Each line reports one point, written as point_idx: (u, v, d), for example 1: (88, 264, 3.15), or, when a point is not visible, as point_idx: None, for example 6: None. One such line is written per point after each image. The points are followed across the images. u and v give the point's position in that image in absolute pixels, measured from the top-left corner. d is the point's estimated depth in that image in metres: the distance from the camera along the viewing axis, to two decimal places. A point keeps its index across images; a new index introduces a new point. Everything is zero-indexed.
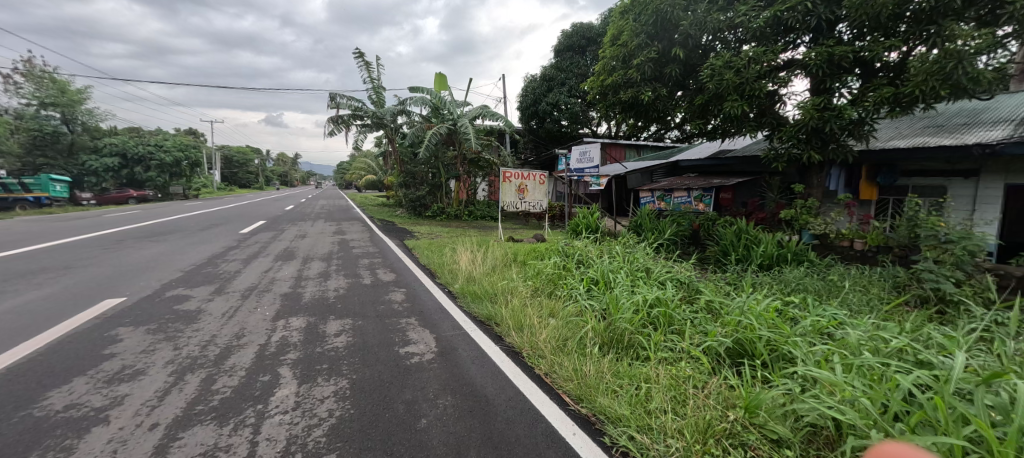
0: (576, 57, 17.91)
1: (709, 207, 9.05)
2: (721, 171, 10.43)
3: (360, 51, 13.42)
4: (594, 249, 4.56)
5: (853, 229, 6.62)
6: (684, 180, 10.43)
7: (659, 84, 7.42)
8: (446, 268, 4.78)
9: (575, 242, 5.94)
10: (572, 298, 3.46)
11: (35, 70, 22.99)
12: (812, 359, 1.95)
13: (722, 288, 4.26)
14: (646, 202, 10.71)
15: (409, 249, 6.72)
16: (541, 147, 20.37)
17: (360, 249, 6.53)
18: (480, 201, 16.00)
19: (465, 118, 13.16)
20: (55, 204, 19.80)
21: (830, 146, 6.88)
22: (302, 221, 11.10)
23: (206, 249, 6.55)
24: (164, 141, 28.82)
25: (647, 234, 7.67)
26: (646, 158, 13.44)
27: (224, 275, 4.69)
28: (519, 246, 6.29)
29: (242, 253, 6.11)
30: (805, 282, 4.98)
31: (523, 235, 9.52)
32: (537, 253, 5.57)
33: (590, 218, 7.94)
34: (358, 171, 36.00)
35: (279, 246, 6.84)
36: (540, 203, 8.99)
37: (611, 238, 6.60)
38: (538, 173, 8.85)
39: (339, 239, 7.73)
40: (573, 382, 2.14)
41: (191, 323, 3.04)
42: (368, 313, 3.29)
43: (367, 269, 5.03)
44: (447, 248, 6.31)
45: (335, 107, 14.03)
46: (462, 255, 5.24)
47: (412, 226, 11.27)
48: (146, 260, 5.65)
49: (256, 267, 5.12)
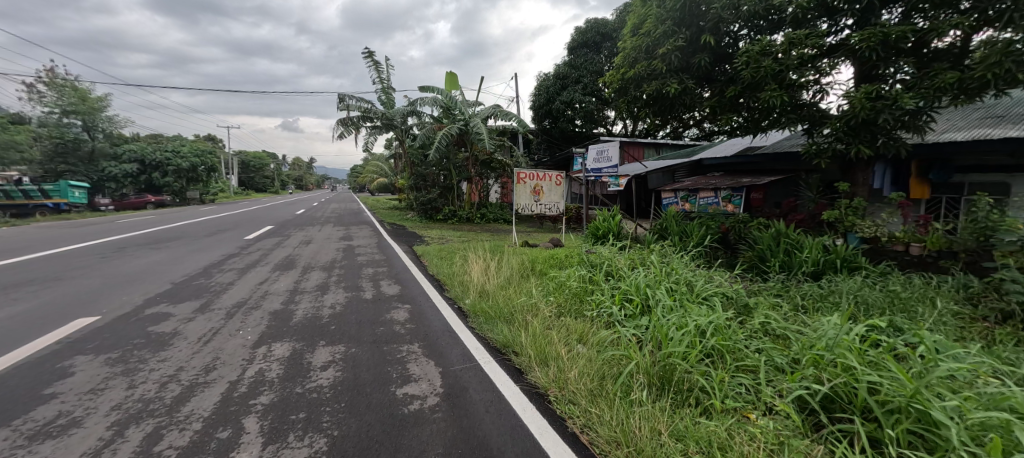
0: (590, 55, 17.36)
1: (739, 208, 8.37)
2: (750, 169, 9.74)
3: (369, 51, 13.11)
4: (623, 257, 4.02)
5: (908, 231, 5.88)
6: (711, 179, 9.79)
7: (687, 75, 6.79)
8: (456, 279, 4.31)
9: (599, 249, 5.40)
10: (604, 320, 2.93)
11: (57, 79, 23.48)
12: (967, 432, 1.38)
13: (777, 304, 3.66)
14: (668, 203, 10.12)
15: (418, 256, 6.28)
16: (554, 148, 19.82)
17: (365, 256, 6.11)
18: (493, 204, 15.53)
19: (477, 118, 12.73)
20: (74, 210, 20.11)
21: (880, 140, 6.19)
22: (310, 226, 10.81)
23: (205, 257, 6.21)
24: (181, 146, 29.22)
25: (674, 239, 7.10)
26: (666, 156, 12.76)
27: (215, 288, 4.29)
28: (537, 254, 5.78)
29: (240, 262, 5.73)
30: (866, 293, 4.36)
31: (537, 239, 9.01)
32: (557, 262, 5.07)
33: (611, 222, 7.39)
34: (370, 174, 35.95)
35: (281, 254, 6.46)
36: (555, 206, 8.45)
37: (638, 245, 6.03)
38: (554, 173, 8.33)
39: (345, 245, 7.34)
40: (622, 447, 1.62)
41: (160, 351, 2.60)
42: (363, 339, 2.80)
43: (370, 280, 4.59)
44: (459, 255, 5.84)
45: (344, 109, 13.75)
46: (474, 264, 4.76)
47: (423, 230, 10.86)
48: (139, 270, 5.31)
49: (251, 278, 4.72)
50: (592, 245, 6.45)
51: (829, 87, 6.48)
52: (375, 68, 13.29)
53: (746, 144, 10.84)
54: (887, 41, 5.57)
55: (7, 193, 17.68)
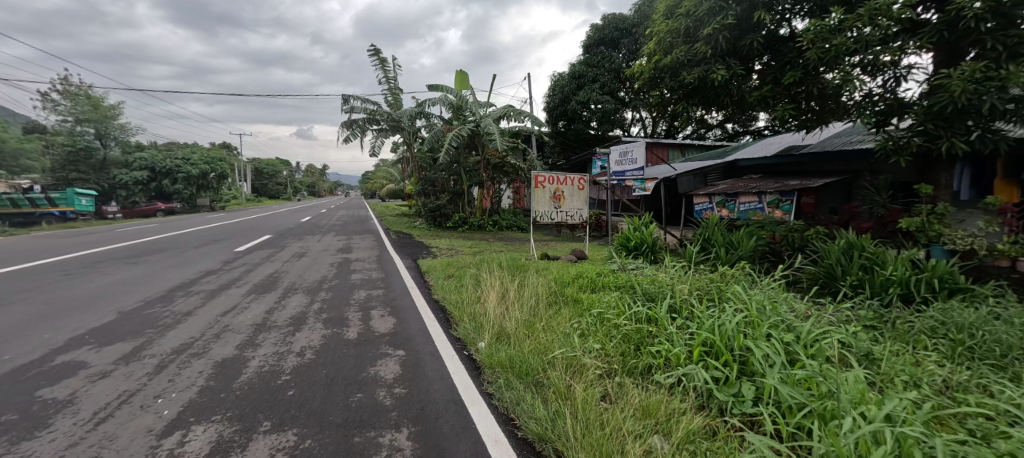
0: (608, 52, 16.46)
1: (789, 215, 7.41)
2: (797, 171, 8.65)
3: (375, 49, 12.35)
4: (684, 282, 3.07)
5: (1015, 245, 4.78)
6: (750, 182, 8.79)
7: (735, 60, 5.86)
8: (466, 311, 3.40)
9: (639, 271, 4.43)
10: (687, 394, 1.96)
11: (71, 87, 23.48)
12: None
13: (905, 354, 2.67)
14: (701, 208, 9.09)
15: (422, 273, 5.40)
16: (569, 151, 18.88)
17: (360, 274, 5.23)
18: (506, 210, 14.67)
19: (489, 118, 11.89)
20: (81, 218, 19.81)
21: (977, 133, 5.10)
22: (309, 235, 10.02)
23: (180, 274, 5.40)
24: (192, 153, 29.03)
25: (718, 254, 6.09)
26: (694, 158, 11.70)
27: (167, 319, 3.42)
28: (562, 274, 4.83)
29: (216, 281, 4.90)
30: (998, 328, 3.23)
31: (558, 250, 8.04)
32: (592, 287, 4.13)
33: (644, 233, 6.41)
34: (380, 180, 35.45)
35: (266, 270, 5.60)
36: (578, 212, 7.53)
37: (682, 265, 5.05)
38: (576, 176, 7.40)
39: (341, 259, 6.48)
40: None
41: (19, 445, 1.70)
42: (329, 419, 1.87)
43: (359, 310, 3.68)
44: (468, 274, 4.95)
45: (349, 111, 13.02)
46: (488, 289, 3.86)
47: (430, 240, 10.03)
48: (97, 292, 4.50)
49: (217, 304, 3.86)
50: (624, 262, 5.50)
51: (906, 72, 5.50)
52: (381, 67, 12.52)
53: (786, 144, 9.86)
54: (997, 11, 4.53)
55: (13, 201, 17.40)
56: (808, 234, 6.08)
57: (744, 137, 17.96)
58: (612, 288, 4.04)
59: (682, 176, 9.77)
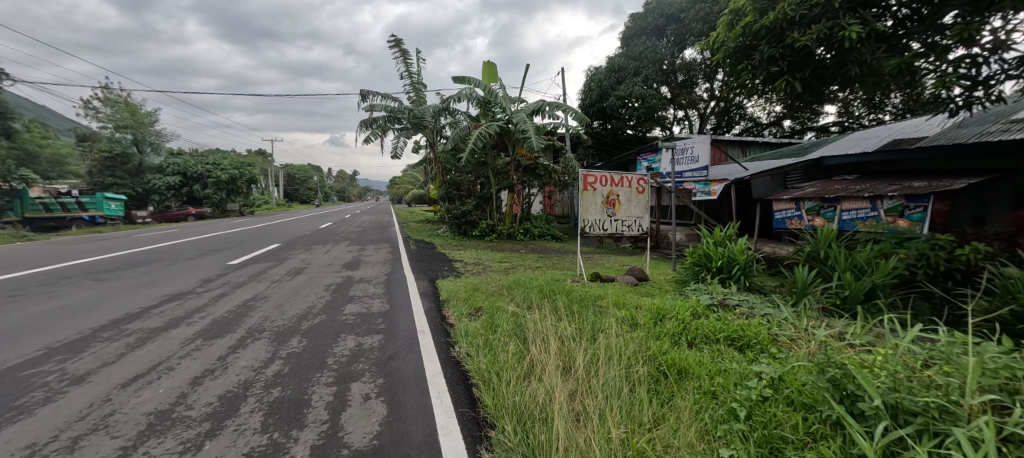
0: (651, 41, 14.87)
1: (919, 225, 5.65)
2: (920, 171, 6.85)
3: (395, 38, 11.13)
4: (945, 375, 1.54)
5: None
6: (850, 186, 7.08)
7: (871, 12, 4.28)
8: (506, 397, 1.98)
9: (772, 331, 2.89)
10: None
11: (111, 94, 24.05)
12: None
13: None
14: (786, 217, 7.49)
15: (440, 303, 4.05)
16: (606, 153, 17.30)
17: (358, 305, 3.88)
18: (538, 216, 13.32)
19: (522, 113, 10.51)
20: (110, 222, 19.90)
21: None
22: (319, 245, 8.92)
23: (139, 298, 4.27)
24: (222, 158, 29.18)
25: (842, 280, 4.39)
26: (765, 156, 9.85)
27: (35, 395, 2.16)
28: (640, 315, 3.36)
29: (170, 312, 3.70)
30: None
31: (610, 268, 6.52)
32: (706, 353, 2.63)
33: (730, 250, 4.84)
34: (406, 184, 34.91)
35: (244, 295, 4.37)
36: (637, 221, 5.99)
37: (813, 318, 3.43)
38: (634, 177, 5.86)
39: (344, 278, 5.20)
40: None
41: None
42: None
43: (336, 379, 2.30)
44: (501, 309, 3.54)
45: (369, 109, 11.94)
46: (539, 348, 2.46)
47: (454, 251, 8.76)
48: (11, 326, 3.37)
49: (137, 360, 2.60)
50: (714, 297, 3.93)
51: None
52: (402, 59, 11.39)
53: (891, 139, 8.00)
54: None
55: (46, 205, 17.59)
56: (959, 252, 4.34)
57: (806, 134, 16.69)
58: (735, 357, 2.55)
59: (757, 177, 8.00)
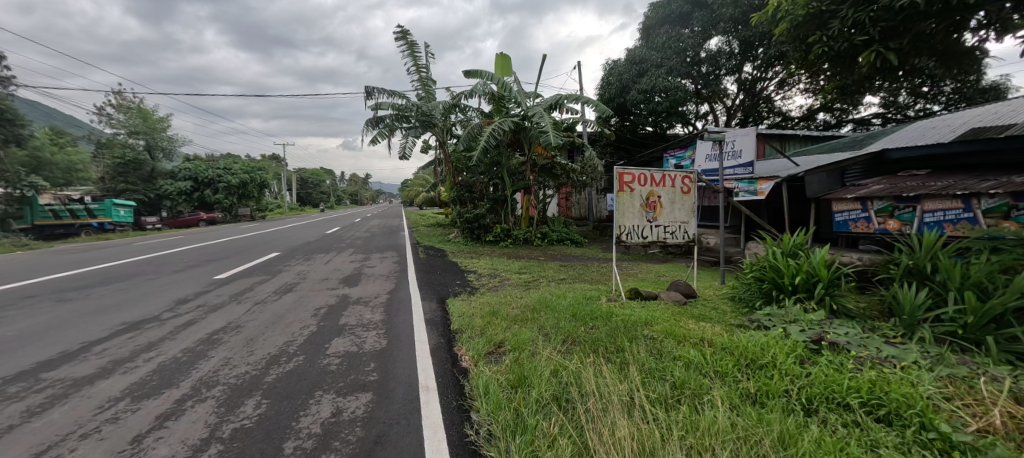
0: (674, 31, 13.91)
1: None
2: (1011, 162, 5.75)
3: (402, 29, 10.37)
4: None
5: None
6: (928, 182, 6.02)
7: None
8: None
9: (929, 402, 2.03)
10: None
11: (125, 100, 24.12)
12: None
13: None
14: (849, 218, 6.52)
15: (450, 335, 3.21)
16: (627, 150, 16.35)
17: (348, 340, 3.07)
18: (555, 220, 12.49)
19: (540, 107, 9.64)
20: (118, 229, 19.67)
21: None
22: (320, 254, 8.23)
23: (91, 326, 3.55)
24: (233, 162, 28.98)
25: (961, 302, 3.40)
26: (814, 150, 8.77)
27: None
28: (719, 359, 2.52)
29: (114, 351, 2.95)
30: None
31: (650, 281, 5.62)
32: (848, 439, 1.79)
33: (807, 264, 3.92)
34: (417, 187, 34.35)
35: (215, 322, 3.61)
36: (682, 227, 5.08)
37: (956, 363, 2.53)
38: (677, 174, 4.97)
39: (339, 298, 4.41)
40: None
41: None
42: None
43: None
44: (533, 352, 2.72)
45: (375, 107, 11.21)
46: (611, 443, 1.64)
47: (467, 260, 7.94)
48: None
49: (19, 442, 1.82)
50: (809, 330, 3.03)
51: None
52: (410, 53, 10.67)
53: (969, 127, 6.87)
54: None
55: (55, 211, 17.34)
56: None
57: (844, 127, 15.42)
58: (896, 452, 1.71)
59: (813, 173, 6.99)
